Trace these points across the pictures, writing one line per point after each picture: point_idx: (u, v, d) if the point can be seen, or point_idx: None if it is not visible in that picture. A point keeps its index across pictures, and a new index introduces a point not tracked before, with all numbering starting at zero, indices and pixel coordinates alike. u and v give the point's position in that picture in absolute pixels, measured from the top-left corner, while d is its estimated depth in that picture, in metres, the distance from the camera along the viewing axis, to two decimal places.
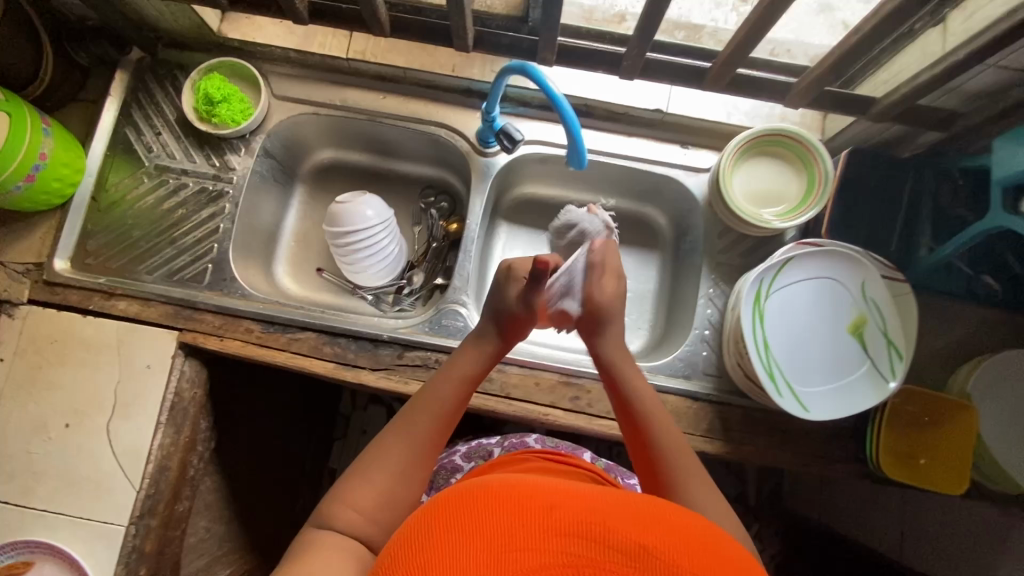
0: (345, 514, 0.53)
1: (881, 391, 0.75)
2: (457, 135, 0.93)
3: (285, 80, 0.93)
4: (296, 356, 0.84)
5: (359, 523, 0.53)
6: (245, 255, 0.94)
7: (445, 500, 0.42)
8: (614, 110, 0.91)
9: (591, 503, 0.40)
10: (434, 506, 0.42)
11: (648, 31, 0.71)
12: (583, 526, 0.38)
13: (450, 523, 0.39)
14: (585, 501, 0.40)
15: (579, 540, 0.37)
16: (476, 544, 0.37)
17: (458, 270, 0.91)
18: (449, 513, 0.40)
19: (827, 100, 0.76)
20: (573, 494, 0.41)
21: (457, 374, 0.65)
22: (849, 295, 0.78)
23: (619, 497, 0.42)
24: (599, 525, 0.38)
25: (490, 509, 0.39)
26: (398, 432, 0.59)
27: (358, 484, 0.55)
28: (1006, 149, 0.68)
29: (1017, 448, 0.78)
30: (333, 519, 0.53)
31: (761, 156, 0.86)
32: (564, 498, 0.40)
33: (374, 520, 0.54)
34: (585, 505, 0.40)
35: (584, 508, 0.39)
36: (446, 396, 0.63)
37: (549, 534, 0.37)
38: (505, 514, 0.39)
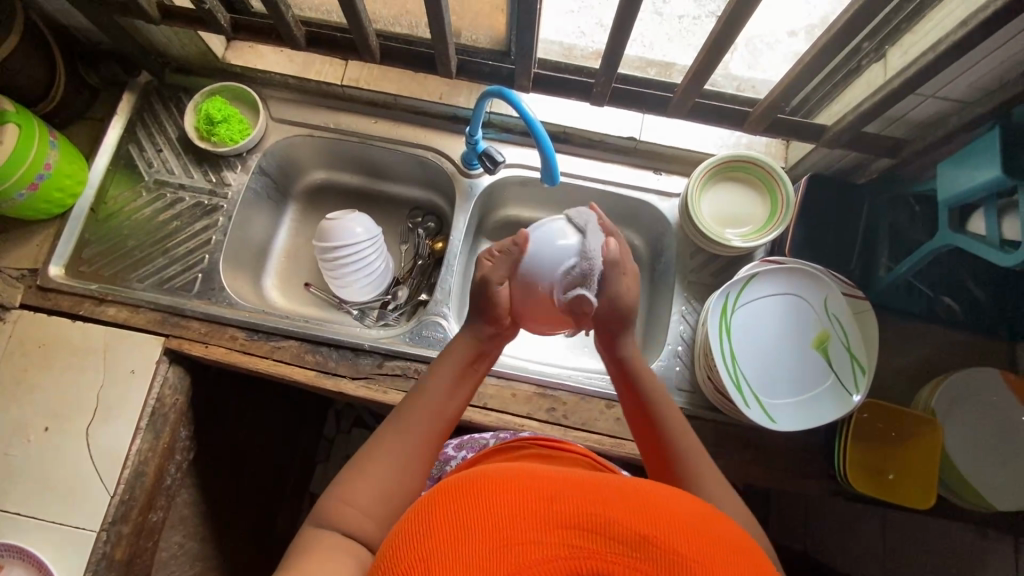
0: (341, 510, 0.54)
1: (846, 404, 0.77)
2: (443, 157, 0.98)
3: (283, 104, 0.99)
4: (278, 363, 0.86)
5: (356, 518, 0.53)
6: (235, 267, 0.97)
7: (441, 491, 0.40)
8: (591, 137, 0.97)
9: (594, 492, 0.38)
10: (430, 498, 0.40)
11: (614, 61, 0.76)
12: (586, 519, 0.36)
13: (447, 516, 0.37)
14: (588, 491, 0.38)
15: (582, 533, 0.35)
16: (476, 537, 0.35)
17: (440, 284, 0.94)
18: (445, 504, 0.38)
19: (784, 127, 0.83)
20: (575, 482, 0.39)
21: (446, 369, 0.68)
22: (813, 310, 0.81)
23: (623, 485, 0.40)
24: (602, 516, 0.36)
25: (489, 502, 0.37)
26: (393, 431, 0.61)
27: (352, 481, 0.56)
28: (950, 173, 0.71)
29: (983, 463, 0.79)
30: (328, 517, 0.54)
31: (727, 181, 0.91)
32: (566, 488, 0.38)
33: (371, 515, 0.54)
34: (583, 493, 0.38)
35: (586, 498, 0.37)
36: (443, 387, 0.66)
37: (548, 527, 0.35)
38: (505, 504, 0.37)
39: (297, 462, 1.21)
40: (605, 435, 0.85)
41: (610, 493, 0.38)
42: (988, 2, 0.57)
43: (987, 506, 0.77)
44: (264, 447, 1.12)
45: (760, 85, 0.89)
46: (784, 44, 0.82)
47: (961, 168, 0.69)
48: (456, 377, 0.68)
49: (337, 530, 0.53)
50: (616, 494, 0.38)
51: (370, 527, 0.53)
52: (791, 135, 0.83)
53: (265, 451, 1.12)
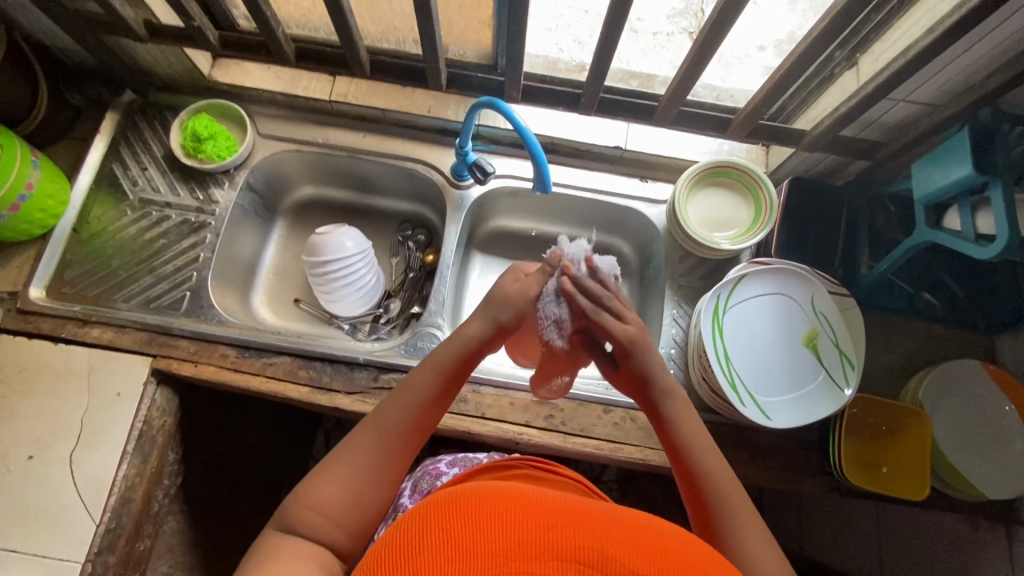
0: (308, 515, 0.53)
1: (838, 399, 0.79)
2: (434, 170, 0.99)
3: (271, 120, 1.00)
4: (270, 381, 0.85)
5: (321, 525, 0.52)
6: (223, 284, 0.96)
7: (435, 508, 0.39)
8: (578, 147, 0.99)
9: (591, 522, 0.38)
10: (423, 512, 0.39)
11: (601, 72, 0.78)
12: (583, 552, 0.36)
13: (441, 538, 0.37)
14: (585, 521, 0.38)
15: (578, 566, 0.35)
16: (470, 560, 0.35)
17: (434, 295, 0.94)
18: (439, 523, 0.38)
19: (763, 132, 0.86)
20: (572, 510, 0.39)
21: (432, 375, 0.63)
22: (800, 309, 0.83)
23: (619, 516, 0.41)
24: (600, 550, 0.36)
25: (486, 527, 0.37)
26: (368, 436, 0.58)
27: (320, 485, 0.55)
28: (924, 173, 0.74)
29: (971, 452, 0.81)
30: (292, 522, 0.52)
31: (712, 187, 0.93)
32: (562, 517, 0.38)
33: (339, 523, 0.53)
34: (581, 524, 0.38)
35: (583, 529, 0.38)
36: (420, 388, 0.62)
37: (543, 557, 0.35)
38: (501, 529, 0.37)
39: (287, 485, 1.18)
40: (603, 440, 0.85)
41: (607, 527, 0.38)
42: (954, 9, 0.61)
43: (978, 495, 0.79)
44: (255, 470, 1.09)
45: (737, 95, 0.93)
46: (755, 58, 0.90)
47: (934, 167, 0.72)
48: (443, 384, 0.63)
49: (298, 536, 0.52)
50: (613, 526, 0.39)
51: (337, 536, 0.53)
52: (772, 140, 0.86)
53: (256, 474, 1.09)
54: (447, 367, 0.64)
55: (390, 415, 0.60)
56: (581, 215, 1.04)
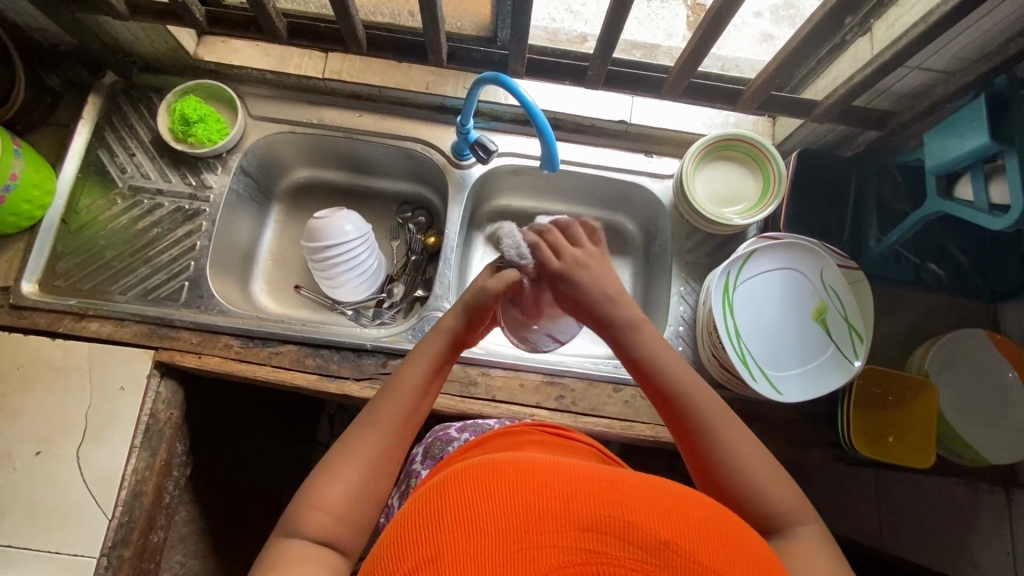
0: (308, 517, 0.51)
1: (847, 372, 0.80)
2: (433, 149, 0.96)
3: (262, 101, 0.96)
4: (277, 369, 0.83)
5: (319, 525, 0.51)
6: (221, 272, 0.94)
7: (450, 486, 0.39)
8: (582, 122, 0.97)
9: (610, 490, 0.38)
10: (437, 491, 0.39)
11: (609, 44, 0.75)
12: (604, 522, 0.35)
13: (457, 515, 0.36)
14: (601, 488, 0.38)
15: (600, 536, 0.35)
16: (489, 538, 0.34)
17: (439, 278, 0.92)
18: (456, 501, 0.37)
19: (774, 104, 0.83)
20: (592, 479, 0.39)
21: (417, 369, 0.62)
22: (811, 281, 0.83)
23: (637, 482, 0.40)
24: (621, 519, 0.36)
25: (501, 502, 0.36)
26: (362, 434, 0.57)
27: (320, 485, 0.54)
28: (937, 142, 0.73)
29: (975, 418, 0.83)
30: (296, 525, 0.51)
31: (719, 161, 0.91)
32: (580, 485, 0.38)
33: (340, 518, 0.52)
34: (602, 493, 0.37)
35: (604, 498, 0.37)
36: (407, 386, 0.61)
37: (565, 528, 0.35)
38: (521, 501, 0.36)
39: (296, 469, 1.18)
40: (614, 419, 0.85)
41: (630, 493, 0.38)
42: None
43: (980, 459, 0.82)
44: (265, 458, 1.09)
45: (744, 64, 0.89)
46: (750, 25, 0.87)
47: (947, 137, 0.71)
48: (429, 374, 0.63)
49: (295, 540, 0.50)
50: (634, 493, 0.38)
51: (337, 534, 0.52)
52: (783, 112, 0.83)
53: (266, 461, 1.09)
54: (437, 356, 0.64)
55: (378, 410, 0.59)
56: (585, 192, 1.03)
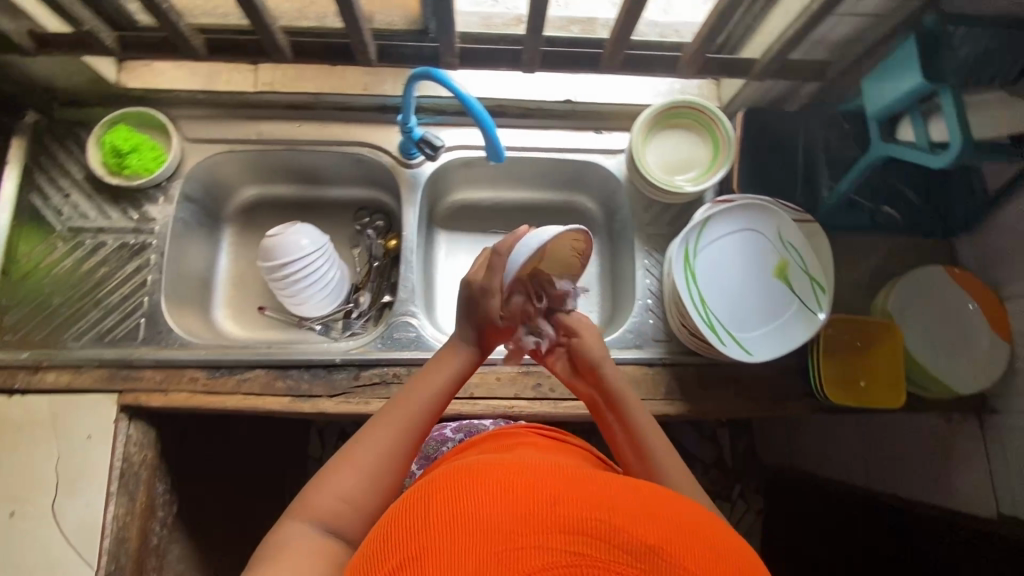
0: (321, 503, 0.54)
1: (813, 324, 0.80)
2: (380, 151, 0.94)
3: (195, 122, 0.92)
4: (248, 397, 0.81)
5: (331, 516, 0.53)
6: (179, 304, 0.91)
7: (439, 486, 0.39)
8: (528, 106, 0.96)
9: (599, 495, 0.38)
10: (428, 490, 0.39)
11: (538, 25, 0.73)
12: (591, 526, 0.35)
13: (444, 515, 0.36)
14: (590, 492, 0.38)
15: (587, 539, 0.34)
16: (475, 538, 0.34)
17: (402, 282, 0.90)
18: (445, 501, 0.37)
19: (714, 66, 0.82)
20: (583, 484, 0.39)
21: (443, 376, 0.67)
22: (770, 241, 0.83)
23: (626, 488, 0.40)
24: (608, 523, 0.35)
25: (491, 501, 0.36)
26: (382, 428, 0.60)
27: (335, 475, 0.56)
28: (874, 87, 0.74)
29: (938, 352, 0.86)
30: (306, 510, 0.53)
31: (667, 130, 0.91)
32: (569, 489, 0.38)
33: (350, 507, 0.54)
34: (591, 497, 0.37)
35: (593, 502, 0.37)
36: (432, 393, 0.65)
37: (551, 531, 0.34)
38: (508, 504, 0.36)
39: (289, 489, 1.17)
40: None
41: (619, 500, 0.38)
42: None
43: (949, 392, 0.85)
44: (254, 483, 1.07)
45: (682, 28, 0.86)
46: None
47: (884, 80, 0.72)
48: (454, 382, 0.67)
49: (305, 528, 0.52)
50: (624, 500, 0.38)
51: (348, 525, 0.54)
52: (724, 74, 0.82)
53: (257, 486, 1.08)
54: (460, 369, 0.68)
55: (400, 408, 0.62)
56: (541, 176, 1.02)
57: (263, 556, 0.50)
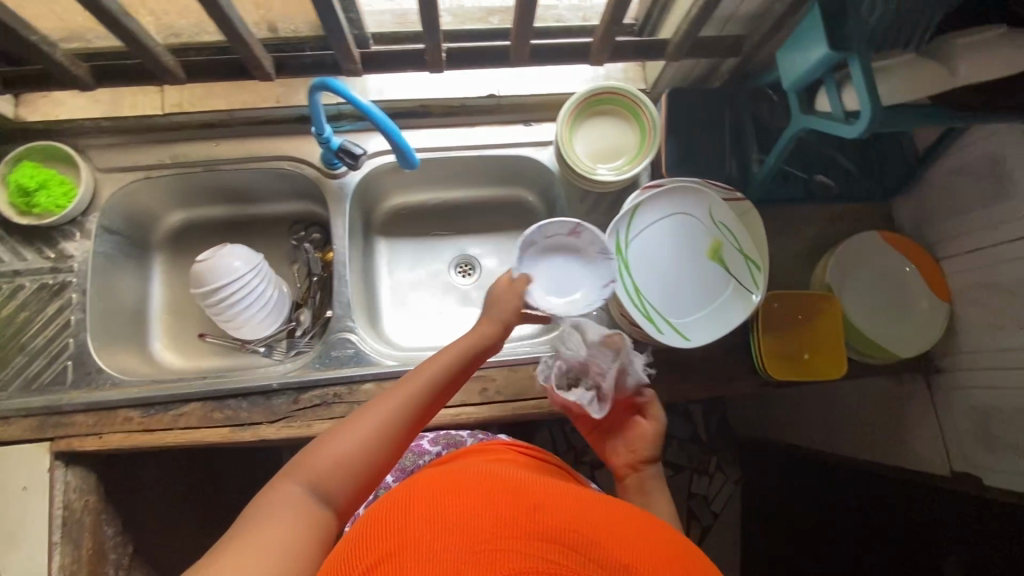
0: (316, 463, 0.54)
1: (750, 304, 0.80)
2: (303, 164, 0.91)
3: (106, 151, 0.89)
4: (186, 431, 0.80)
5: (326, 476, 0.54)
6: (110, 341, 0.88)
7: (433, 492, 0.43)
8: (451, 104, 0.93)
9: (574, 511, 0.43)
10: (422, 494, 0.43)
11: (434, 25, 0.70)
12: (568, 536, 0.40)
13: (438, 513, 0.41)
14: (568, 508, 0.43)
15: (563, 548, 0.39)
16: (464, 537, 0.38)
17: (337, 298, 0.88)
18: (440, 505, 0.42)
19: (628, 50, 0.80)
20: (562, 501, 0.44)
21: (452, 353, 0.65)
22: (703, 222, 0.83)
23: (599, 506, 0.45)
24: (582, 535, 0.40)
25: (481, 509, 0.41)
26: (386, 403, 0.59)
27: (335, 439, 0.56)
28: (788, 58, 0.72)
29: (879, 318, 0.86)
30: (302, 469, 0.54)
31: (593, 117, 0.88)
32: (549, 505, 0.43)
33: (341, 471, 0.55)
34: (569, 513, 0.42)
35: (570, 517, 0.42)
36: (440, 370, 0.64)
37: (532, 539, 0.39)
38: (495, 513, 0.41)
39: None
40: (541, 398, 0.85)
41: (593, 517, 0.43)
42: None
43: (891, 356, 0.84)
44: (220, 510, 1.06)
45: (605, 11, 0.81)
46: None
47: (795, 51, 0.70)
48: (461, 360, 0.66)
49: (298, 486, 0.53)
50: (596, 518, 0.43)
51: (338, 487, 0.54)
52: (639, 56, 0.80)
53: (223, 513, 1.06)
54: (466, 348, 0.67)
55: (407, 385, 0.61)
56: (474, 175, 1.00)
57: (257, 507, 0.51)
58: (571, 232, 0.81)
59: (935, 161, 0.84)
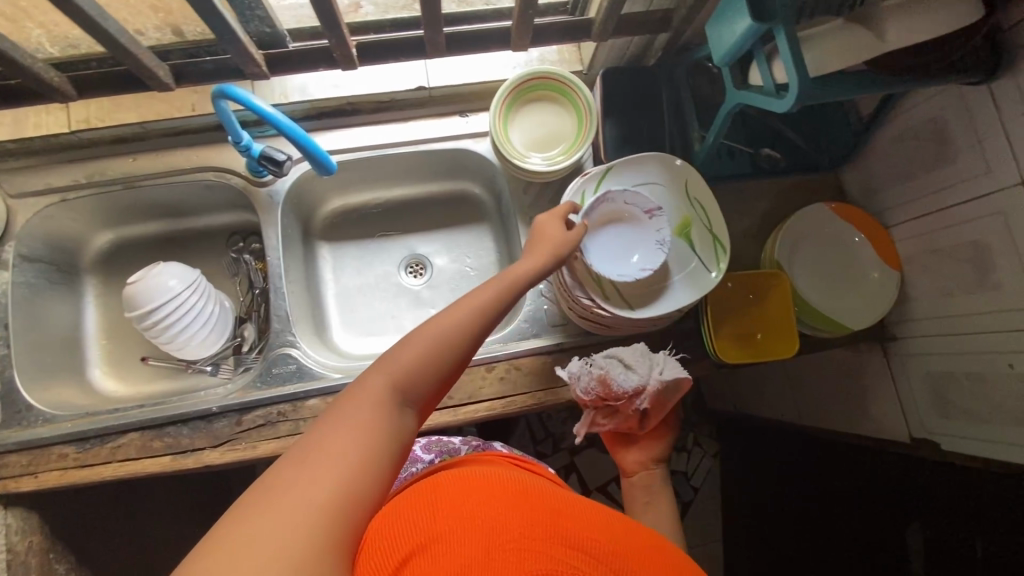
0: (384, 368, 0.48)
1: (704, 285, 0.76)
2: (228, 173, 0.87)
3: (15, 175, 0.84)
4: (126, 463, 0.77)
5: (407, 377, 0.49)
6: (43, 375, 0.85)
7: (463, 497, 0.47)
8: (380, 99, 0.89)
9: (591, 525, 0.46)
10: (455, 496, 0.47)
11: (334, 20, 0.65)
12: (587, 545, 0.43)
13: (473, 512, 0.44)
14: (587, 522, 0.47)
15: (582, 553, 0.42)
16: (495, 532, 0.42)
17: (275, 312, 0.85)
18: (473, 506, 0.45)
19: (552, 32, 0.76)
20: (581, 516, 0.48)
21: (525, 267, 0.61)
22: (674, 196, 0.79)
23: (612, 522, 0.49)
24: (598, 546, 0.44)
25: (512, 513, 0.45)
26: (459, 309, 0.54)
27: (404, 345, 0.50)
28: (717, 32, 0.68)
29: (828, 291, 0.85)
30: (368, 378, 0.47)
31: (528, 104, 0.85)
32: (569, 518, 0.46)
33: (409, 376, 0.49)
34: (588, 525, 0.46)
35: (589, 530, 0.45)
36: (513, 282, 0.59)
37: (556, 541, 0.42)
38: (523, 517, 0.44)
39: None
40: (494, 399, 0.83)
41: (609, 532, 0.47)
42: None
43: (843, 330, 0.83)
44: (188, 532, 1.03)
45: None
46: None
47: (723, 25, 0.67)
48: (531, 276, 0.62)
49: (382, 381, 0.47)
50: (611, 533, 0.47)
51: (416, 390, 0.49)
52: (564, 37, 0.77)
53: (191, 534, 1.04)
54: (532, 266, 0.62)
55: (479, 294, 0.56)
56: (414, 171, 0.96)
57: (329, 417, 0.44)
58: (648, 208, 0.75)
59: (879, 126, 0.82)
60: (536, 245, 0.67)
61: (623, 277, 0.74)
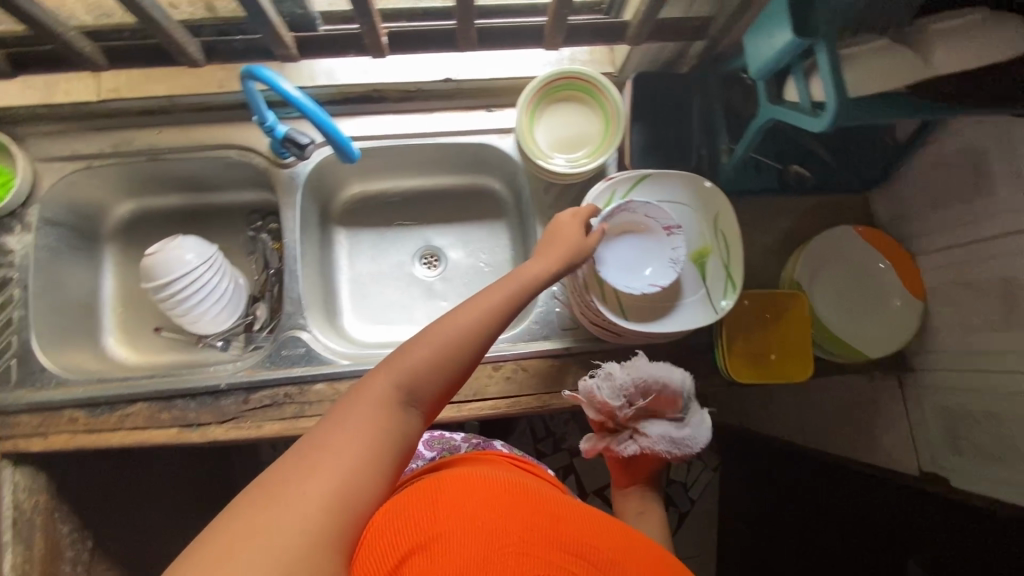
0: (392, 368, 0.47)
1: (706, 317, 0.74)
2: (251, 152, 0.87)
3: (45, 140, 0.86)
4: (133, 431, 0.78)
5: (414, 378, 0.48)
6: (58, 339, 0.86)
7: (466, 493, 0.47)
8: (407, 88, 0.89)
9: (593, 531, 0.46)
10: (458, 492, 0.47)
11: (365, 6, 0.64)
12: (588, 552, 0.43)
13: (474, 511, 0.44)
14: (589, 528, 0.46)
15: (582, 562, 0.42)
16: (496, 534, 0.42)
17: (288, 294, 0.86)
18: (476, 505, 0.45)
19: (585, 33, 0.75)
20: (583, 520, 0.47)
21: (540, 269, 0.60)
22: (701, 221, 0.77)
23: (615, 530, 0.49)
24: (600, 554, 0.44)
25: (513, 515, 0.44)
26: (470, 308, 0.52)
27: (413, 345, 0.49)
28: (754, 44, 0.67)
29: (848, 314, 0.83)
30: (375, 378, 0.47)
31: (555, 103, 0.83)
32: (571, 522, 0.46)
33: (417, 377, 0.48)
34: (589, 532, 0.46)
35: (590, 536, 0.45)
36: (526, 286, 0.57)
37: (557, 546, 0.42)
38: (525, 520, 0.44)
39: None
40: (499, 398, 0.82)
41: (611, 540, 0.46)
42: None
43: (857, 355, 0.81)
44: None
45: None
46: None
47: (760, 36, 0.65)
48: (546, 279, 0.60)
49: (387, 382, 0.46)
50: (612, 541, 0.46)
51: (425, 389, 0.48)
52: (596, 39, 0.75)
53: None
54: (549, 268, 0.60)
55: (493, 295, 0.54)
56: (436, 163, 0.96)
57: (335, 416, 0.44)
58: (666, 225, 0.73)
59: (914, 150, 0.80)
60: (551, 245, 0.64)
61: (630, 288, 0.72)
